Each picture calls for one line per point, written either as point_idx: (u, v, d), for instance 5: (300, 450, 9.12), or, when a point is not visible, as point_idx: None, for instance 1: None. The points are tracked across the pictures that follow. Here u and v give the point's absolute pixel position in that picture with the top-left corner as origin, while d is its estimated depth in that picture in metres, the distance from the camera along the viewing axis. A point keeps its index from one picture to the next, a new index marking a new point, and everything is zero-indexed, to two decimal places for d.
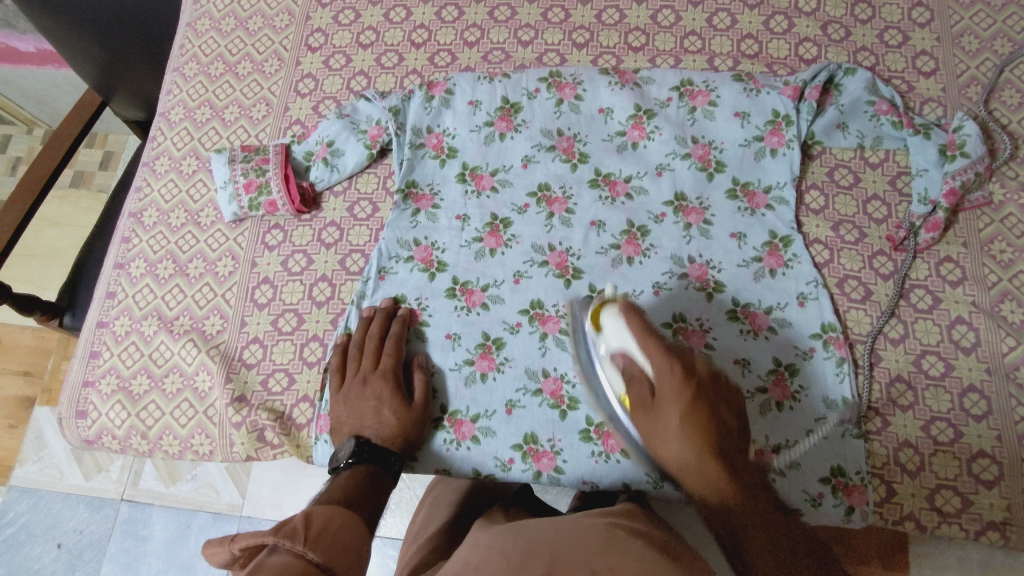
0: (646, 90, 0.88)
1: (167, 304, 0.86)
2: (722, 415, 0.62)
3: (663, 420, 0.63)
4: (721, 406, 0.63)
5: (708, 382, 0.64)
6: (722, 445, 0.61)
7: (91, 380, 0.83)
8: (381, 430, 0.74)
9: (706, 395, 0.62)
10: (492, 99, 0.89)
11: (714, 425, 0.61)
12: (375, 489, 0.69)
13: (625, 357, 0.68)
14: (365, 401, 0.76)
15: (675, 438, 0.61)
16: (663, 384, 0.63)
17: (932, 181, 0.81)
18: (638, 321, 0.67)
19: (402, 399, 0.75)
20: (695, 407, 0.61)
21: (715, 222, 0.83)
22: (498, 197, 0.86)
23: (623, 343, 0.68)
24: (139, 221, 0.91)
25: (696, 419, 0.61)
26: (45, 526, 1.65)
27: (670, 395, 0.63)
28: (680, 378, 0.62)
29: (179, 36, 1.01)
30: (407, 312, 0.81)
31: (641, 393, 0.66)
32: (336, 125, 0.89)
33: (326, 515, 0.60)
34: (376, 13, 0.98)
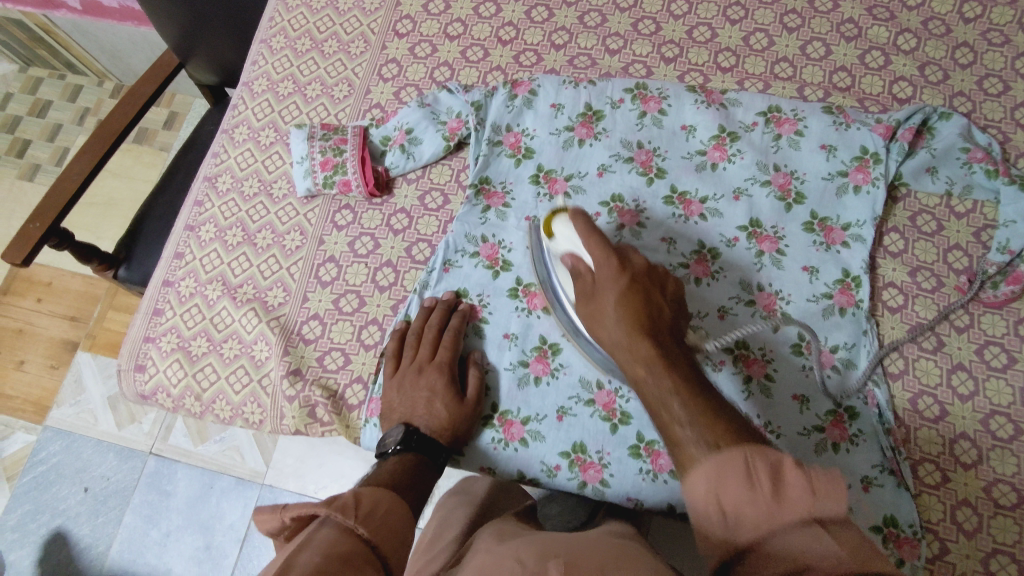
0: (732, 112, 0.87)
1: (233, 271, 0.86)
2: (657, 305, 0.68)
3: (601, 302, 0.69)
4: (654, 293, 0.69)
5: (643, 273, 0.70)
6: (654, 327, 0.66)
7: (152, 337, 0.84)
8: (432, 421, 0.73)
9: (639, 282, 0.69)
10: (575, 104, 0.88)
11: (648, 310, 0.67)
12: (420, 474, 0.67)
13: (574, 257, 0.72)
14: (418, 389, 0.76)
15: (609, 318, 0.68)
16: (602, 276, 0.69)
17: (1017, 233, 0.79)
18: (585, 220, 0.71)
19: (454, 393, 0.75)
20: (629, 290, 0.68)
21: (789, 252, 0.82)
22: (570, 202, 0.86)
23: (571, 245, 0.73)
24: (213, 185, 0.92)
25: (630, 302, 0.67)
26: (75, 469, 1.69)
27: (605, 284, 0.69)
28: (616, 268, 0.69)
29: (270, 8, 1.01)
30: (467, 307, 0.82)
31: (584, 287, 0.71)
32: (417, 113, 0.89)
33: (375, 499, 0.59)
34: (466, 6, 0.98)
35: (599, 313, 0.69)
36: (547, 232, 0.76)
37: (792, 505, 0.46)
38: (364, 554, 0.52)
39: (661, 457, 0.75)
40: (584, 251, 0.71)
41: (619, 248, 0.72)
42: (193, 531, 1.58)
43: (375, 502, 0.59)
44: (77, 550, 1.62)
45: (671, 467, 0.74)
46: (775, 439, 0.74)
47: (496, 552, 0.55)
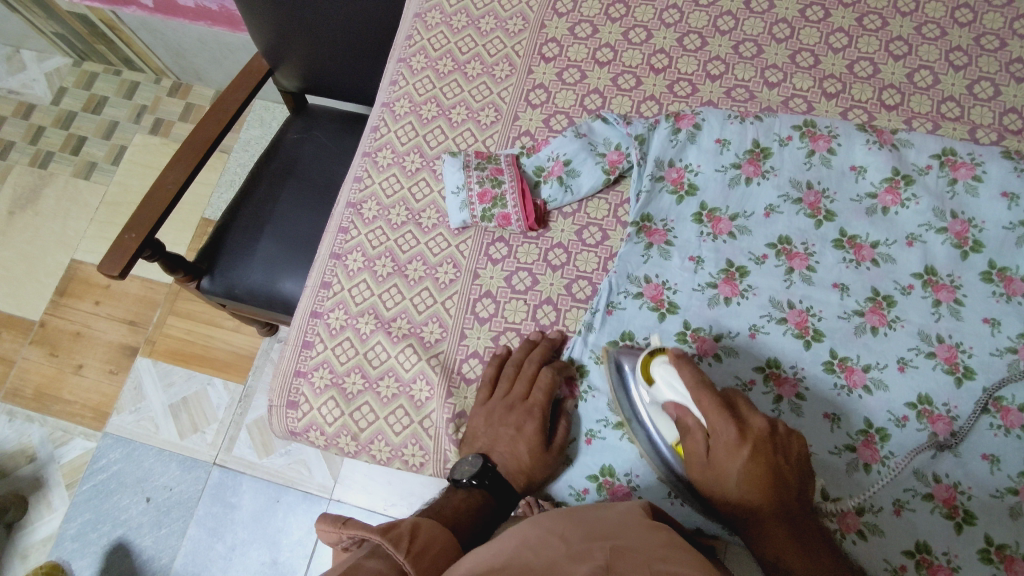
0: (905, 153, 0.84)
1: (385, 303, 0.83)
2: (783, 470, 0.62)
3: (722, 472, 0.63)
4: (779, 459, 0.62)
5: (767, 438, 0.62)
6: (779, 490, 0.62)
7: (304, 371, 0.82)
8: (510, 462, 0.71)
9: (763, 450, 0.62)
10: (741, 140, 0.86)
11: (775, 483, 0.61)
12: (486, 518, 0.66)
13: (681, 410, 0.67)
14: (507, 424, 0.73)
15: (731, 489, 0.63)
16: (720, 444, 0.63)
17: None
18: (692, 375, 0.66)
19: (541, 440, 0.72)
20: (754, 464, 0.61)
21: (967, 303, 0.79)
22: (735, 243, 0.83)
23: (675, 393, 0.68)
24: (358, 212, 0.89)
25: (754, 475, 0.61)
26: (136, 478, 1.64)
27: (726, 453, 0.63)
28: (737, 437, 0.62)
29: (407, 26, 0.98)
30: (562, 365, 0.78)
31: (695, 446, 0.65)
32: (574, 145, 0.86)
33: (431, 534, 0.58)
34: (615, 31, 0.95)
35: (715, 478, 0.64)
36: (645, 377, 0.71)
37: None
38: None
39: (849, 514, 0.73)
40: (694, 406, 0.66)
41: (735, 401, 0.65)
42: (261, 546, 1.54)
43: (431, 537, 0.58)
44: (139, 563, 1.57)
45: (860, 526, 0.72)
46: (967, 500, 0.72)
47: (540, 522, 0.56)
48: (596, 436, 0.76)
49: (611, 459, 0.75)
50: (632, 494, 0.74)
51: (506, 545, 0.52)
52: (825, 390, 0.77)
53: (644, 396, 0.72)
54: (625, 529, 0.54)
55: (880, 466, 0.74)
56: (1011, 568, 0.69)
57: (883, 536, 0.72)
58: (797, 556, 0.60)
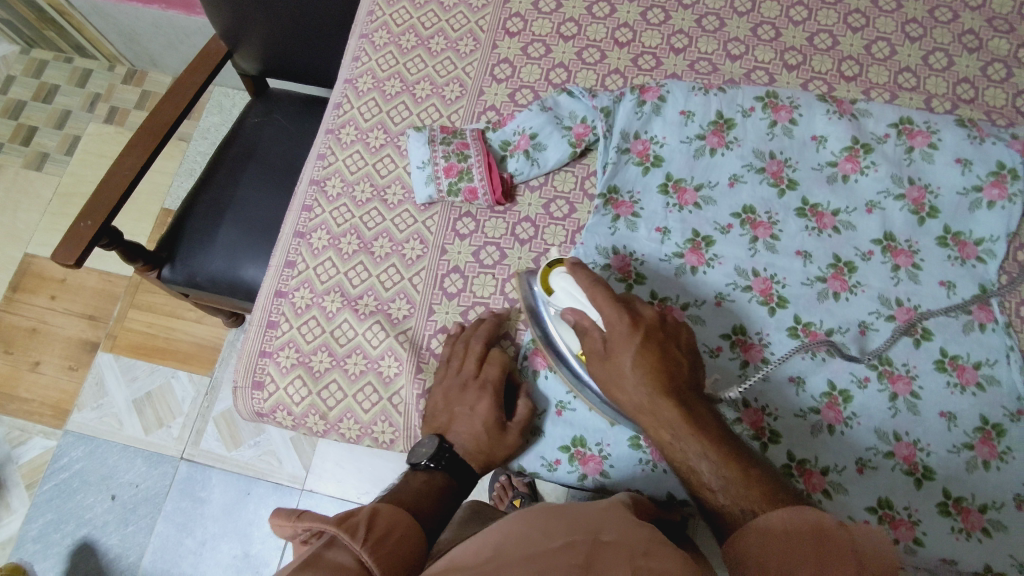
0: (864, 123, 0.86)
1: (351, 281, 0.82)
2: (673, 354, 0.66)
3: (617, 362, 0.65)
4: (671, 346, 0.66)
5: (655, 326, 0.67)
6: (672, 378, 0.64)
7: (269, 351, 0.80)
8: (468, 441, 0.70)
9: (654, 338, 0.65)
10: (705, 112, 0.86)
11: (667, 365, 0.64)
12: (449, 497, 0.65)
13: (580, 314, 0.69)
14: (461, 404, 0.72)
15: (625, 378, 0.65)
16: (613, 334, 0.66)
17: None
18: (588, 276, 0.69)
19: (497, 415, 0.71)
20: (644, 349, 0.64)
21: (924, 267, 0.81)
22: (701, 213, 0.84)
23: (574, 301, 0.70)
24: (322, 189, 0.87)
25: (647, 362, 0.64)
26: (100, 475, 1.59)
27: (619, 344, 0.65)
28: (628, 325, 0.65)
29: (369, 2, 0.96)
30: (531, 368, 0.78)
31: (593, 345, 0.68)
32: (540, 118, 0.86)
33: (390, 521, 0.56)
34: (579, 5, 0.94)
35: (612, 371, 0.66)
36: (547, 287, 0.73)
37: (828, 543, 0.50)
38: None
39: (813, 475, 0.75)
40: (590, 307, 0.68)
41: (629, 301, 0.69)
42: (232, 540, 1.51)
43: (389, 525, 0.55)
44: (104, 562, 1.52)
45: (826, 485, 0.74)
46: (926, 457, 0.74)
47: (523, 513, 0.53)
48: (566, 407, 0.76)
49: (583, 430, 0.75)
50: (603, 463, 0.75)
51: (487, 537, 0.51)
52: (790, 355, 0.79)
53: (547, 310, 0.74)
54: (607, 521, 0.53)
55: (844, 427, 0.76)
56: (968, 520, 0.72)
57: (847, 494, 0.74)
58: (693, 437, 0.61)
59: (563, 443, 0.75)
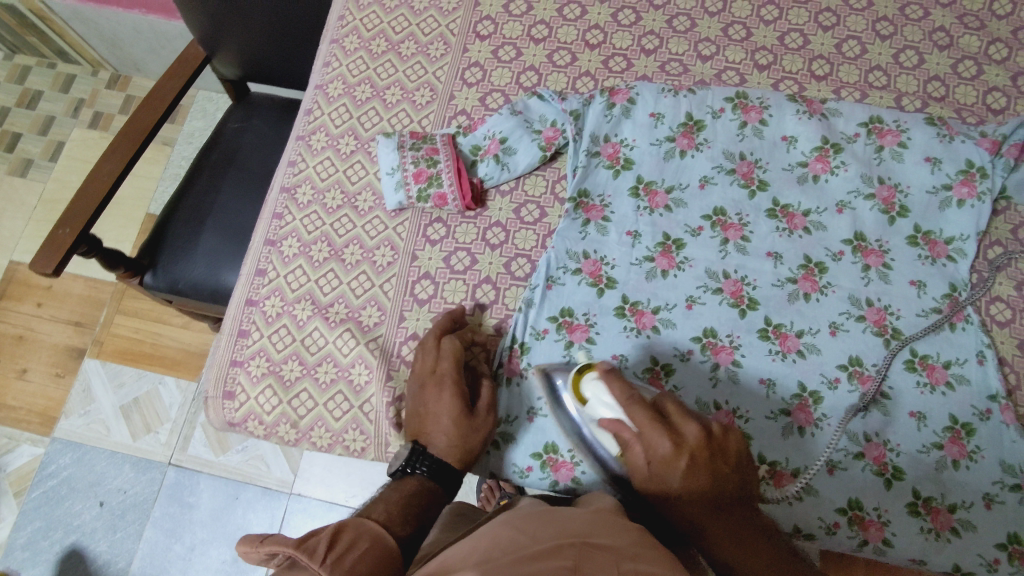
0: (834, 123, 0.86)
1: (322, 289, 0.82)
2: (720, 472, 0.62)
3: (659, 483, 0.62)
4: (717, 462, 0.63)
5: (703, 445, 0.62)
6: (719, 496, 0.63)
7: (240, 360, 0.80)
8: (438, 439, 0.70)
9: (701, 458, 0.62)
10: (675, 114, 0.86)
11: (714, 485, 0.62)
12: (428, 499, 0.65)
13: (616, 427, 0.65)
14: (428, 405, 0.72)
15: (674, 499, 0.62)
16: (653, 454, 0.62)
17: None
18: (624, 393, 0.64)
19: (459, 405, 0.70)
20: (693, 475, 0.61)
21: (895, 266, 0.81)
22: (671, 216, 0.84)
23: (613, 413, 0.66)
24: (293, 197, 0.87)
25: (695, 484, 0.61)
26: (88, 482, 1.59)
27: (665, 467, 0.61)
28: (675, 450, 0.61)
29: (339, 6, 0.96)
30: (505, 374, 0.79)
31: (635, 460, 0.63)
32: (510, 122, 0.86)
33: (358, 532, 0.56)
34: (550, 7, 0.94)
35: (656, 488, 0.63)
36: (578, 396, 0.70)
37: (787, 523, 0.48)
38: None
39: (784, 478, 0.75)
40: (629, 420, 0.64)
41: (669, 410, 0.64)
42: (220, 544, 1.51)
43: (356, 536, 0.56)
44: (93, 569, 1.52)
45: (797, 488, 0.74)
46: (896, 457, 0.74)
47: (512, 518, 0.54)
48: (538, 414, 0.77)
49: (555, 437, 0.76)
50: (576, 469, 0.75)
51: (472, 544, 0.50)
52: (760, 357, 0.78)
53: (581, 410, 0.71)
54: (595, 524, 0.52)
55: (814, 429, 0.76)
56: (937, 519, 0.72)
57: (817, 496, 0.74)
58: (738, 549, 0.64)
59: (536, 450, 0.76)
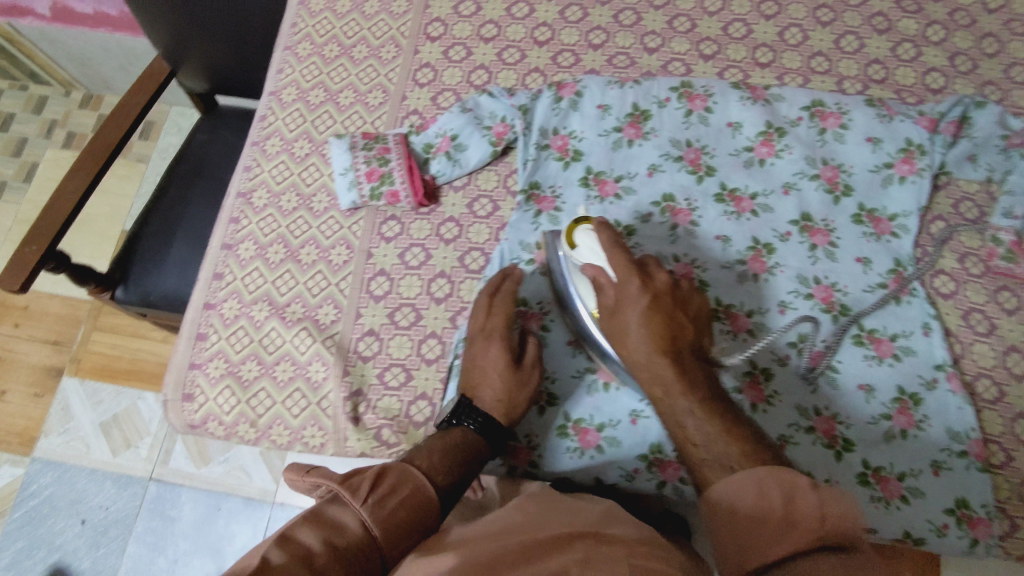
0: (777, 107, 0.87)
1: (279, 290, 0.83)
2: (678, 319, 0.69)
3: (623, 320, 0.69)
4: (678, 312, 0.70)
5: (667, 292, 0.70)
6: (675, 344, 0.68)
7: (198, 363, 0.80)
8: (490, 394, 0.72)
9: (663, 301, 0.69)
10: (621, 104, 0.87)
11: (669, 331, 0.68)
12: (472, 454, 0.67)
13: (597, 271, 0.71)
14: (479, 358, 0.75)
15: (632, 335, 0.68)
16: (623, 293, 0.70)
17: (1018, 200, 0.83)
18: (612, 238, 0.71)
19: (510, 361, 0.73)
20: (652, 311, 0.68)
21: (841, 245, 0.83)
22: (621, 204, 0.85)
23: (595, 258, 0.72)
24: (248, 201, 0.88)
25: (654, 322, 0.68)
26: (69, 500, 1.59)
27: (629, 303, 0.69)
28: (640, 288, 0.69)
29: (291, 14, 0.97)
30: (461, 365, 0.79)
31: (604, 300, 0.71)
32: (460, 119, 0.87)
33: (400, 477, 0.59)
34: (498, 7, 0.96)
35: (618, 330, 0.70)
36: (567, 241, 0.75)
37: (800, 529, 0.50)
38: (365, 546, 0.51)
39: None
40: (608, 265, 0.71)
41: (645, 263, 0.72)
42: (204, 556, 1.51)
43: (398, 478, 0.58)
44: None
45: None
46: (845, 430, 0.76)
47: (527, 506, 0.60)
48: None
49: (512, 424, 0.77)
50: (533, 454, 0.77)
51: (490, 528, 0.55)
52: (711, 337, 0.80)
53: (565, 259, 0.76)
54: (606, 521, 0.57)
55: (766, 405, 0.77)
56: (887, 488, 0.73)
57: None
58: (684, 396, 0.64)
59: None
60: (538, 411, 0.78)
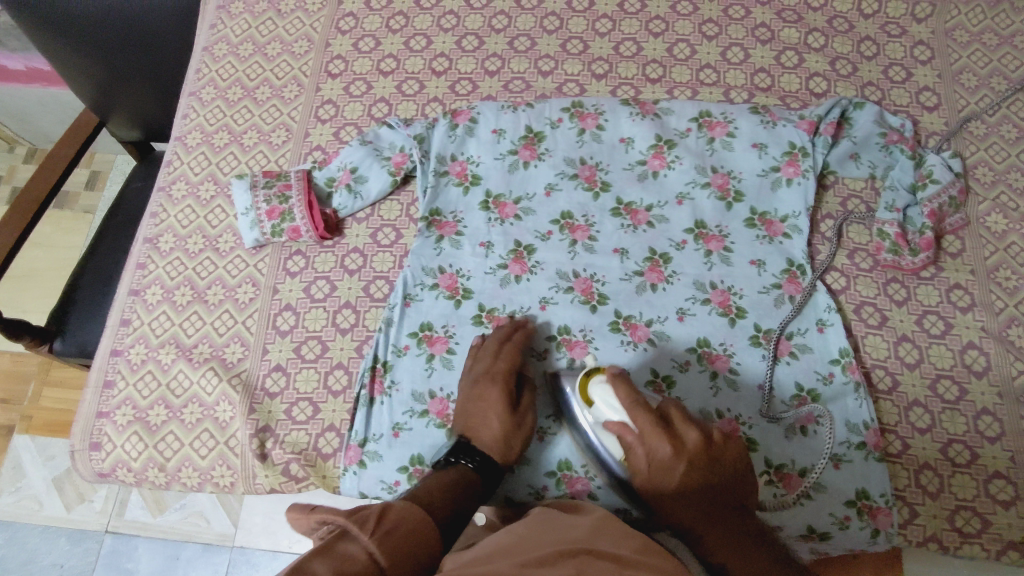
0: (666, 120, 0.90)
1: (186, 331, 0.84)
2: (716, 479, 0.64)
3: (661, 486, 0.64)
4: (716, 470, 0.64)
5: (703, 450, 0.64)
6: (716, 502, 0.63)
7: (106, 411, 0.80)
8: (486, 435, 0.72)
9: (699, 464, 0.63)
10: (515, 128, 0.90)
11: (708, 490, 0.63)
12: (467, 487, 0.65)
13: (619, 427, 0.67)
14: (472, 402, 0.74)
15: (673, 502, 0.63)
16: (655, 458, 0.64)
17: (898, 195, 0.86)
18: (627, 394, 0.67)
19: (507, 404, 0.73)
20: (690, 478, 0.63)
21: (735, 249, 0.85)
22: (521, 224, 0.87)
23: (617, 414, 0.68)
24: (155, 246, 0.88)
25: (695, 489, 0.62)
26: (19, 562, 1.37)
27: (664, 469, 0.64)
28: (672, 452, 0.63)
29: (195, 60, 0.99)
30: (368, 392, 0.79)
31: (636, 464, 0.65)
32: (359, 152, 0.89)
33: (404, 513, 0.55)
34: (397, 41, 0.98)
35: (656, 492, 0.65)
36: (584, 398, 0.72)
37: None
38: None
39: None
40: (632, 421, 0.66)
41: (671, 416, 0.67)
42: None
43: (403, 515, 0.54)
44: None
45: None
46: (748, 430, 0.77)
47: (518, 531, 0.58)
48: (403, 429, 0.78)
49: (420, 448, 0.77)
50: None
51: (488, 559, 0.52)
52: (614, 348, 0.81)
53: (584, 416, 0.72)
54: (605, 538, 0.55)
55: None
56: (789, 484, 0.75)
57: None
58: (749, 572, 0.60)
59: (401, 464, 0.76)
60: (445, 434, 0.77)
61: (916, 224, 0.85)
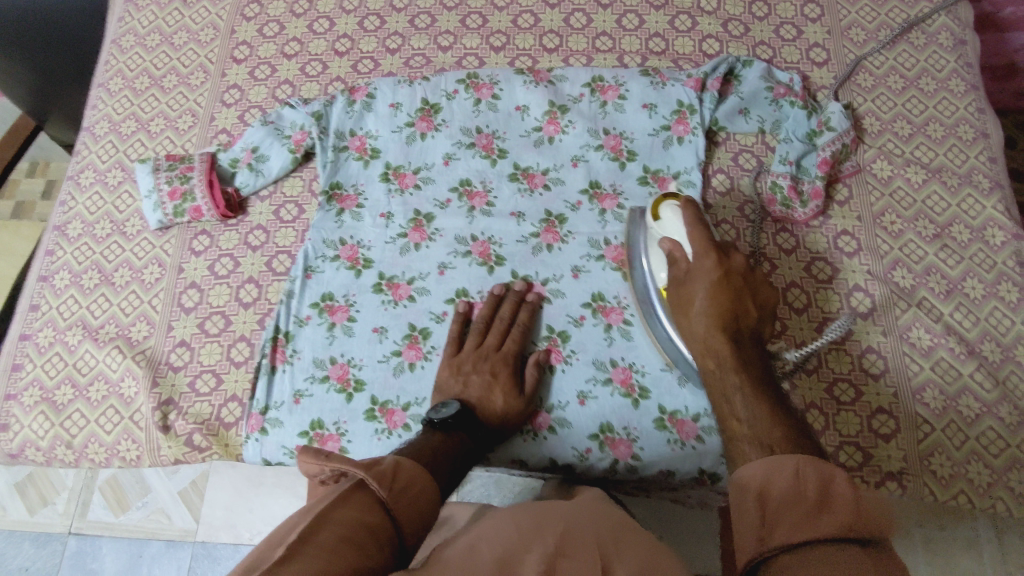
0: (560, 87, 0.92)
1: (93, 313, 0.85)
2: (746, 302, 0.64)
3: (690, 290, 0.66)
4: (748, 295, 0.64)
5: (744, 274, 0.65)
6: (737, 330, 0.63)
7: (14, 393, 0.82)
8: (485, 404, 0.73)
9: (734, 281, 0.64)
10: (412, 101, 0.92)
11: (734, 309, 0.63)
12: (459, 448, 0.64)
13: (671, 246, 0.70)
14: (481, 374, 0.75)
15: (697, 310, 0.65)
16: (695, 265, 0.67)
17: (793, 147, 0.86)
18: (692, 214, 0.69)
19: (514, 385, 0.75)
20: (718, 290, 0.64)
21: (628, 206, 0.86)
22: (420, 193, 0.88)
23: (674, 234, 0.71)
24: (63, 233, 0.90)
25: (716, 302, 0.64)
26: None
27: (699, 275, 0.66)
28: (713, 262, 0.65)
29: (104, 53, 1.01)
30: (269, 362, 0.81)
31: (677, 272, 0.69)
32: (260, 131, 0.91)
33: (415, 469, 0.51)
34: (300, 25, 1.00)
35: (685, 302, 0.67)
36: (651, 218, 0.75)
37: (837, 508, 0.42)
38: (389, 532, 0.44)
39: (540, 415, 0.78)
40: (686, 243, 0.69)
41: (728, 245, 0.68)
42: None
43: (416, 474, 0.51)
44: None
45: (550, 422, 0.77)
46: (641, 378, 0.78)
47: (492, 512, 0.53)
48: (304, 395, 0.79)
49: (320, 412, 0.78)
50: (341, 440, 0.77)
51: (458, 539, 0.50)
52: None
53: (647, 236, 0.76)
54: (580, 514, 0.52)
55: (564, 365, 0.80)
56: (682, 430, 0.76)
57: (570, 427, 0.77)
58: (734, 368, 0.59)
59: (300, 428, 0.78)
60: (344, 399, 0.79)
61: (809, 174, 0.86)
